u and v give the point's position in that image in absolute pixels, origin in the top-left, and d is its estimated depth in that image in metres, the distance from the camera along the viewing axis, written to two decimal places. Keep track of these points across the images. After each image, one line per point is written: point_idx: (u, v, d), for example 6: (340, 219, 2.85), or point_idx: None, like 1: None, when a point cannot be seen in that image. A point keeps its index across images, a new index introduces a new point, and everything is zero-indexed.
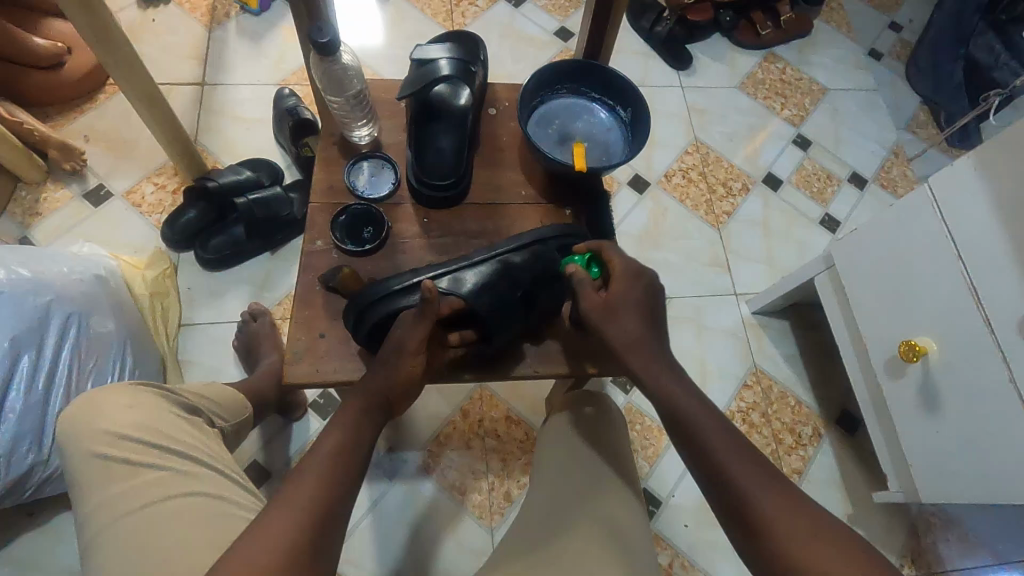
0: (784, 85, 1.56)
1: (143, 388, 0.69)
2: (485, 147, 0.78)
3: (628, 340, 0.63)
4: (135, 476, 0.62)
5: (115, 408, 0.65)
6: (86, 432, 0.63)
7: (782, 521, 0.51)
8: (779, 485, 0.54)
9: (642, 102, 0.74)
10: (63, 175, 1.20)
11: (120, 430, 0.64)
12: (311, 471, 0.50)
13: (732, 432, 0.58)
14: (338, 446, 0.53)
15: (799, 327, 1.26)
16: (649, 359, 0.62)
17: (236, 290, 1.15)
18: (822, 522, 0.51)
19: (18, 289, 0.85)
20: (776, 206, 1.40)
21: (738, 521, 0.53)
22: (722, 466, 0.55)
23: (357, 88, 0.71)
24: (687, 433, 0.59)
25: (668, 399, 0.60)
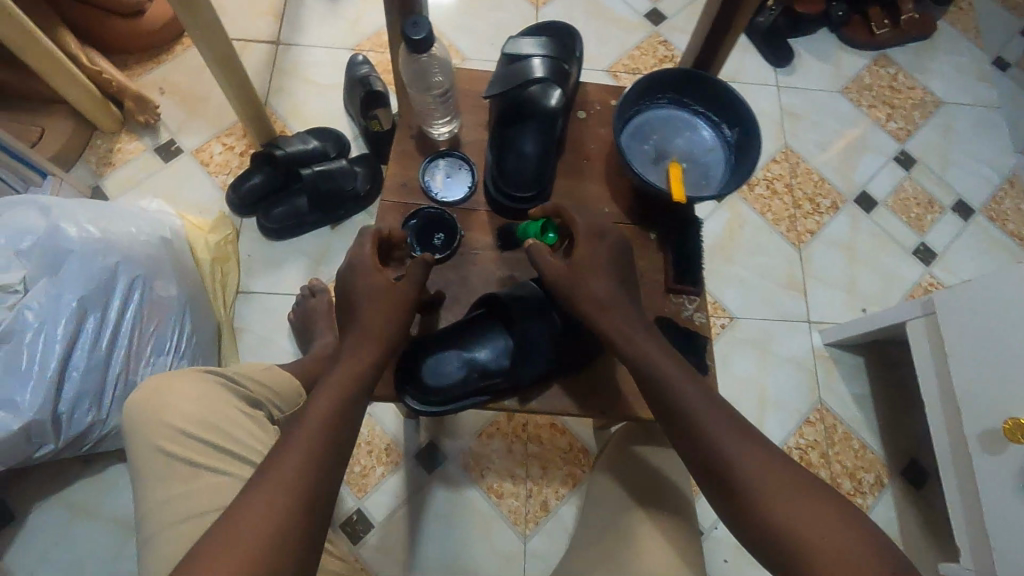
0: (892, 94, 1.41)
1: (208, 377, 0.68)
2: (570, 154, 0.72)
3: (604, 297, 0.59)
4: (194, 477, 0.62)
5: (182, 402, 0.64)
6: (152, 423, 0.63)
7: (784, 505, 0.48)
8: (773, 457, 0.51)
9: (754, 124, 0.66)
10: (136, 127, 1.20)
11: (184, 426, 0.63)
12: (294, 455, 0.48)
13: (706, 389, 0.54)
14: (327, 429, 0.50)
15: (875, 366, 1.17)
16: (624, 319, 0.58)
17: (294, 262, 1.13)
18: (820, 495, 0.48)
19: (88, 249, 0.86)
20: (865, 229, 1.28)
21: (718, 487, 0.51)
22: (716, 449, 0.51)
23: (443, 87, 0.66)
24: (676, 413, 0.53)
25: (642, 358, 0.56)
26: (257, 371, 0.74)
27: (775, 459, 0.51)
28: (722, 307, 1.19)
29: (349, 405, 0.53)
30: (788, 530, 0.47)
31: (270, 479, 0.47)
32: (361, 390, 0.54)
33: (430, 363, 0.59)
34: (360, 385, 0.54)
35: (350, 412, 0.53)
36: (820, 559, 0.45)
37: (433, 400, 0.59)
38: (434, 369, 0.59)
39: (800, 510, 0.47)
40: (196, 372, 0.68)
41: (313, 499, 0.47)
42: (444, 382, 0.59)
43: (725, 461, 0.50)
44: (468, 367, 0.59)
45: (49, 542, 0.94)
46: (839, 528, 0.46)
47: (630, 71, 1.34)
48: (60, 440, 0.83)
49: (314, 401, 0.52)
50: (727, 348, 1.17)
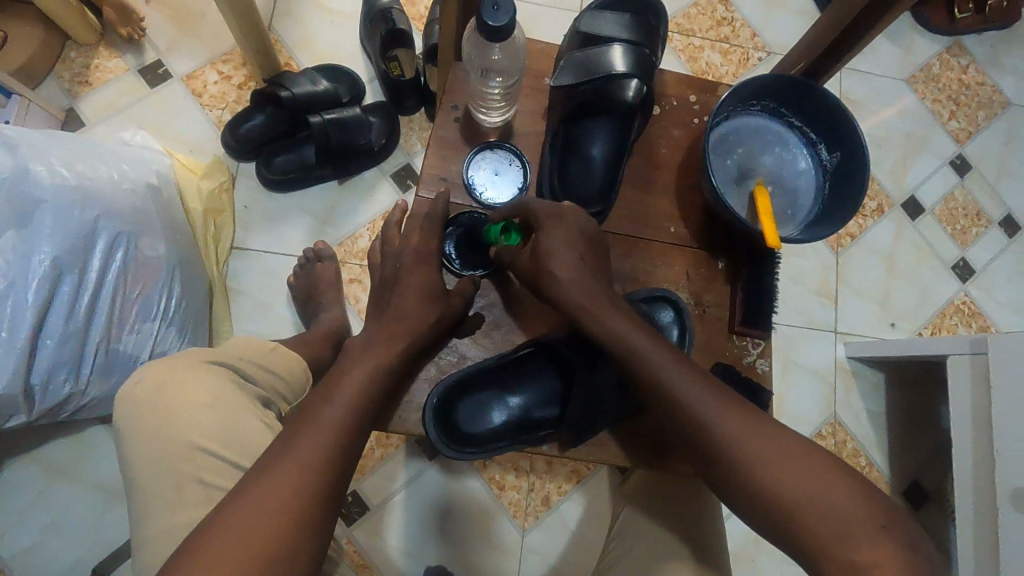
0: (960, 88, 1.29)
1: (227, 382, 0.58)
2: (638, 160, 0.62)
3: (575, 281, 0.54)
4: (206, 500, 0.52)
5: (197, 412, 0.54)
6: (161, 434, 0.53)
7: (778, 470, 0.46)
8: (758, 420, 0.48)
9: (862, 150, 0.56)
10: (117, 41, 1.03)
11: (201, 441, 0.53)
12: (305, 442, 0.46)
13: (680, 358, 0.51)
14: (339, 421, 0.48)
15: (895, 384, 1.14)
16: (602, 298, 0.54)
17: (296, 219, 1.02)
18: (811, 454, 0.46)
19: (63, 200, 0.74)
20: (908, 238, 1.21)
21: (711, 467, 0.49)
22: (704, 427, 0.48)
23: (512, 78, 0.58)
24: (659, 393, 0.51)
25: (618, 337, 0.52)
26: (267, 359, 0.63)
27: (760, 422, 0.48)
28: None
29: (362, 398, 0.51)
30: (787, 496, 0.45)
31: (270, 465, 0.45)
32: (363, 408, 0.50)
33: (466, 410, 0.57)
34: (377, 381, 0.52)
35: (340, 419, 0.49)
36: (820, 522, 0.43)
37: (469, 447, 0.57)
38: (473, 417, 0.57)
39: (793, 480, 0.45)
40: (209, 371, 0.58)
41: (327, 485, 0.45)
42: (484, 426, 0.57)
43: (714, 436, 0.48)
44: (509, 412, 0.57)
45: (25, 504, 0.88)
46: (832, 484, 0.44)
47: (683, 32, 1.19)
48: (33, 413, 0.75)
49: (329, 391, 0.50)
50: None
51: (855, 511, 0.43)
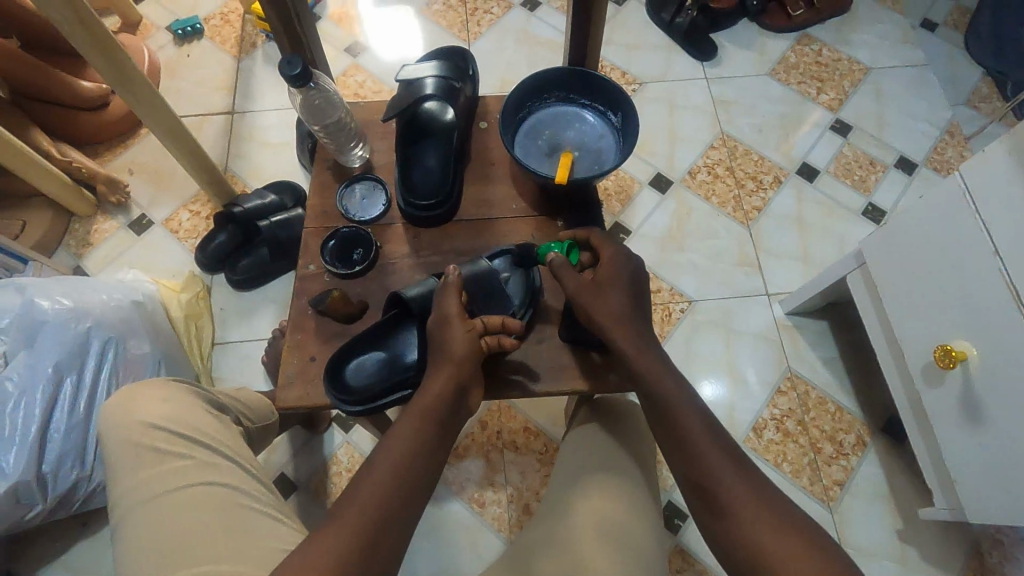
0: (819, 68, 1.46)
1: (176, 382, 0.67)
2: (476, 163, 0.78)
3: (614, 322, 0.62)
4: (161, 464, 0.59)
5: (150, 400, 0.63)
6: (120, 419, 0.61)
7: (757, 526, 0.51)
8: (757, 483, 0.54)
9: (631, 106, 0.71)
10: (110, 208, 1.29)
11: (151, 419, 0.61)
12: (343, 528, 0.48)
13: (705, 416, 0.58)
14: (377, 503, 0.49)
15: (839, 328, 1.18)
16: (634, 338, 0.62)
17: (264, 309, 1.20)
18: (799, 525, 0.51)
19: (62, 318, 0.92)
20: (811, 198, 1.31)
21: (703, 502, 0.55)
22: (708, 470, 0.55)
23: (332, 116, 0.73)
24: (676, 437, 0.58)
25: (649, 378, 0.61)
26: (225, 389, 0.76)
27: (756, 482, 0.54)
28: (680, 293, 1.22)
29: (407, 476, 0.52)
30: (761, 549, 0.50)
31: (317, 540, 0.47)
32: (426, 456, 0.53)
33: (355, 363, 0.65)
34: (416, 455, 0.53)
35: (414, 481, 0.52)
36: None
37: (353, 400, 0.63)
38: (357, 368, 0.65)
39: (775, 541, 0.50)
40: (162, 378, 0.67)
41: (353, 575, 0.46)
42: (368, 376, 0.64)
43: (715, 481, 0.54)
44: (388, 358, 0.65)
45: None
46: (810, 556, 0.49)
47: None
48: (47, 501, 0.88)
49: (374, 469, 0.52)
50: (691, 331, 1.19)
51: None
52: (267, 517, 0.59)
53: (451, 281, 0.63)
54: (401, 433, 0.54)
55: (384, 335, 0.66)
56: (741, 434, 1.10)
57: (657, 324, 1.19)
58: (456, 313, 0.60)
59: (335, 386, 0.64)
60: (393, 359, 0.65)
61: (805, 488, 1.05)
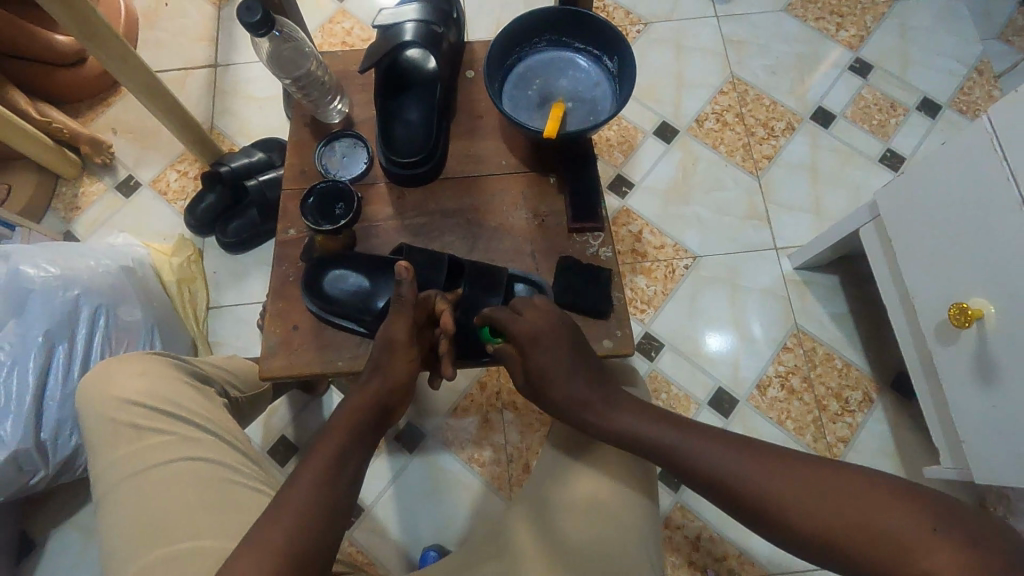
0: (839, 2, 1.36)
1: (157, 356, 0.68)
2: (462, 115, 0.73)
3: (566, 400, 0.58)
4: (140, 440, 0.62)
5: (129, 376, 0.64)
6: (101, 397, 0.63)
7: (810, 506, 0.47)
8: (797, 462, 0.50)
9: (629, 49, 0.66)
10: (96, 169, 1.26)
11: (131, 396, 0.63)
12: (288, 515, 0.46)
13: (671, 422, 0.56)
14: (315, 500, 0.48)
15: (849, 283, 1.14)
16: (569, 382, 0.59)
17: (258, 271, 1.18)
18: (849, 477, 0.47)
19: (49, 286, 0.91)
20: (826, 146, 1.24)
21: (731, 502, 0.51)
22: (707, 468, 0.52)
23: (302, 69, 0.68)
24: (689, 468, 0.53)
25: (607, 420, 0.57)
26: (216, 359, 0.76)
27: (782, 461, 0.50)
28: (684, 248, 1.17)
29: (344, 472, 0.51)
30: (834, 530, 0.46)
31: (256, 547, 0.45)
32: (364, 441, 0.54)
33: (333, 275, 0.65)
34: (349, 456, 0.52)
35: (354, 456, 0.52)
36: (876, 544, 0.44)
37: (319, 306, 0.64)
38: (336, 278, 0.64)
39: (803, 497, 0.47)
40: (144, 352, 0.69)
41: (303, 548, 0.46)
42: (337, 294, 0.64)
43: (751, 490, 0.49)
44: (359, 289, 0.64)
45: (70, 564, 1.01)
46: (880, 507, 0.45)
47: None
48: (49, 468, 0.88)
49: (310, 470, 0.50)
50: (694, 288, 1.15)
51: (907, 526, 0.44)
52: (245, 488, 0.61)
53: (407, 301, 0.58)
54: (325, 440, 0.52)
55: (375, 266, 0.65)
56: (745, 392, 1.08)
57: (660, 282, 1.15)
58: (401, 341, 0.58)
59: (311, 287, 0.65)
60: (370, 291, 0.64)
61: (809, 445, 1.04)
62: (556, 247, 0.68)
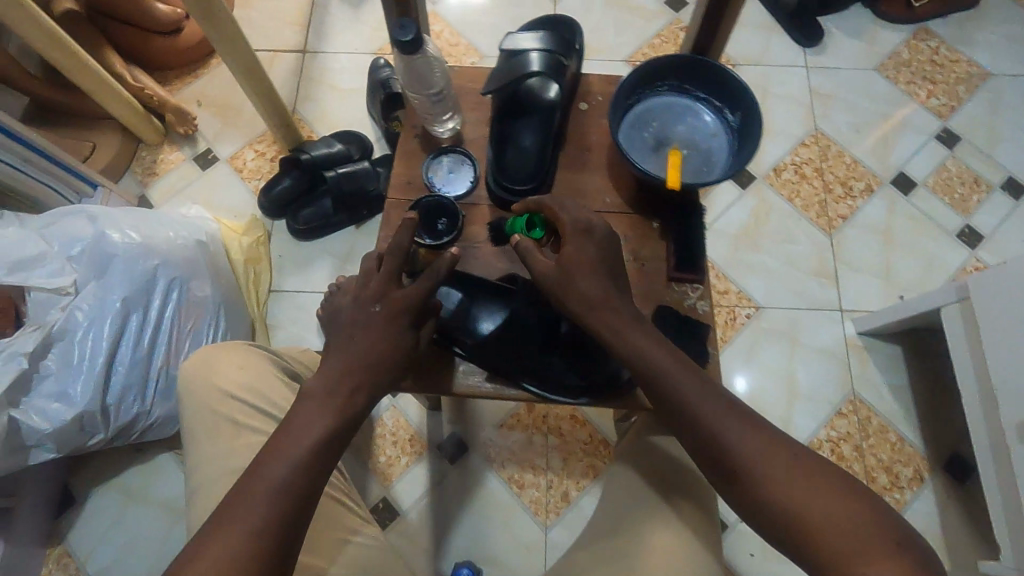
0: (934, 68, 1.34)
1: (252, 349, 0.71)
2: (572, 148, 0.73)
3: (597, 298, 0.58)
4: (237, 436, 0.65)
5: (229, 369, 0.68)
6: (203, 386, 0.67)
7: (787, 488, 0.49)
8: (788, 448, 0.51)
9: (755, 106, 0.65)
10: (177, 139, 1.28)
11: (232, 390, 0.66)
12: (258, 488, 0.50)
13: (688, 365, 0.56)
14: (282, 477, 0.50)
15: (913, 355, 1.12)
16: (603, 293, 0.58)
17: (322, 261, 1.18)
18: (833, 477, 0.50)
19: (131, 253, 0.93)
20: (903, 213, 1.22)
21: (715, 459, 0.53)
22: (706, 419, 0.53)
23: (433, 86, 0.68)
24: (689, 415, 0.54)
25: (623, 341, 0.57)
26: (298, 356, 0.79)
27: (777, 440, 0.52)
28: (748, 297, 1.16)
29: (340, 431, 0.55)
30: (802, 513, 0.48)
31: (257, 497, 0.49)
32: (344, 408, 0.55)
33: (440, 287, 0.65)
34: (326, 436, 0.54)
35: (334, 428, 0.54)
36: (834, 540, 0.47)
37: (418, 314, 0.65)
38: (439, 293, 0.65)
39: (786, 479, 0.50)
40: (238, 342, 0.72)
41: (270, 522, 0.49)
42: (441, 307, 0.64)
43: (740, 456, 0.51)
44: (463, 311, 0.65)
45: (109, 523, 1.03)
46: (847, 505, 0.48)
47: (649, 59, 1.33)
48: (109, 431, 0.90)
49: (308, 430, 0.53)
50: (753, 338, 1.14)
51: (871, 535, 0.46)
52: None
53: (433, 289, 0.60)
54: (313, 387, 0.56)
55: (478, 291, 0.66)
56: None
57: (720, 327, 1.14)
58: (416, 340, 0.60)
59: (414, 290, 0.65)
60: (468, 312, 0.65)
61: None
62: (652, 293, 0.67)
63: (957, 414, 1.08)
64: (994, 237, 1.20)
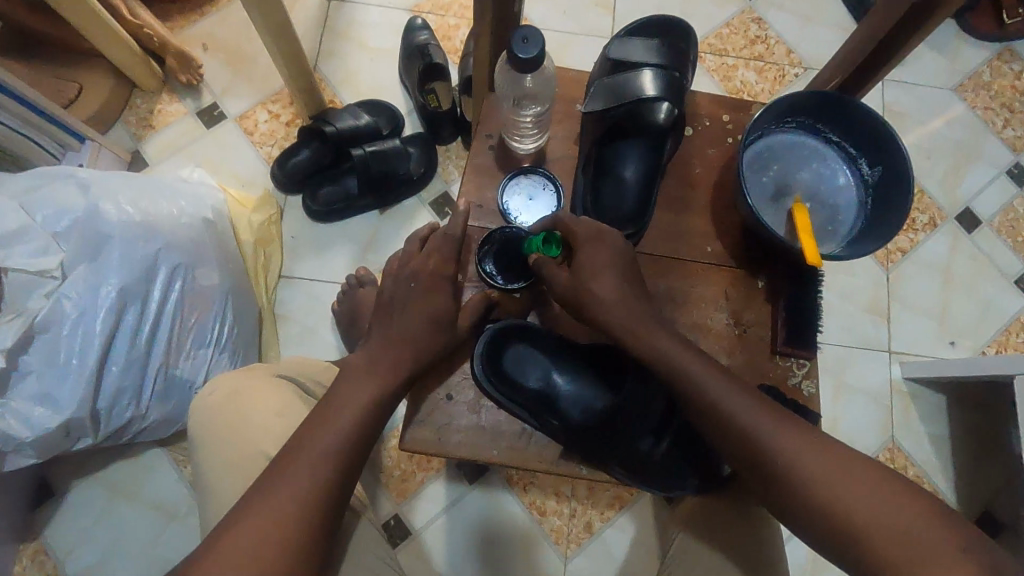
0: (1014, 95, 1.24)
1: (284, 392, 0.63)
2: (672, 182, 0.63)
3: (615, 299, 0.56)
4: None
5: (263, 418, 0.59)
6: (233, 441, 0.57)
7: (826, 484, 0.47)
8: (824, 444, 0.49)
9: (907, 163, 0.55)
10: (178, 87, 1.12)
11: (267, 445, 0.57)
12: (309, 453, 0.51)
13: (709, 361, 0.55)
14: (333, 446, 0.52)
15: (957, 406, 1.07)
16: (622, 295, 0.57)
17: (340, 247, 1.06)
18: (877, 470, 0.47)
19: (130, 234, 0.80)
20: (965, 252, 1.15)
21: (747, 461, 0.51)
22: (730, 415, 0.52)
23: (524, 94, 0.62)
24: (712, 411, 0.53)
25: (643, 339, 0.56)
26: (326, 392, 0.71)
27: (810, 436, 0.50)
28: None
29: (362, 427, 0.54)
30: (846, 510, 0.46)
31: (292, 472, 0.49)
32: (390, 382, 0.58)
33: (515, 354, 0.63)
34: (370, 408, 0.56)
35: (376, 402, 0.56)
36: (886, 537, 0.43)
37: (497, 381, 0.61)
38: (517, 358, 0.63)
39: (822, 475, 0.48)
40: (266, 381, 0.64)
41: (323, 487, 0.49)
42: (521, 381, 0.62)
43: (772, 455, 0.50)
44: (547, 384, 0.63)
45: (92, 521, 0.94)
46: (895, 497, 0.45)
47: (716, 52, 1.20)
48: (99, 434, 0.80)
49: (325, 425, 0.53)
50: None
51: (930, 530, 0.42)
52: None
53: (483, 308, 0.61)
54: (357, 366, 0.58)
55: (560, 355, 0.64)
56: None
57: None
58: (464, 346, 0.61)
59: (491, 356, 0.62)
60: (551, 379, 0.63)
61: None
62: (754, 363, 0.59)
63: (995, 471, 1.04)
64: None
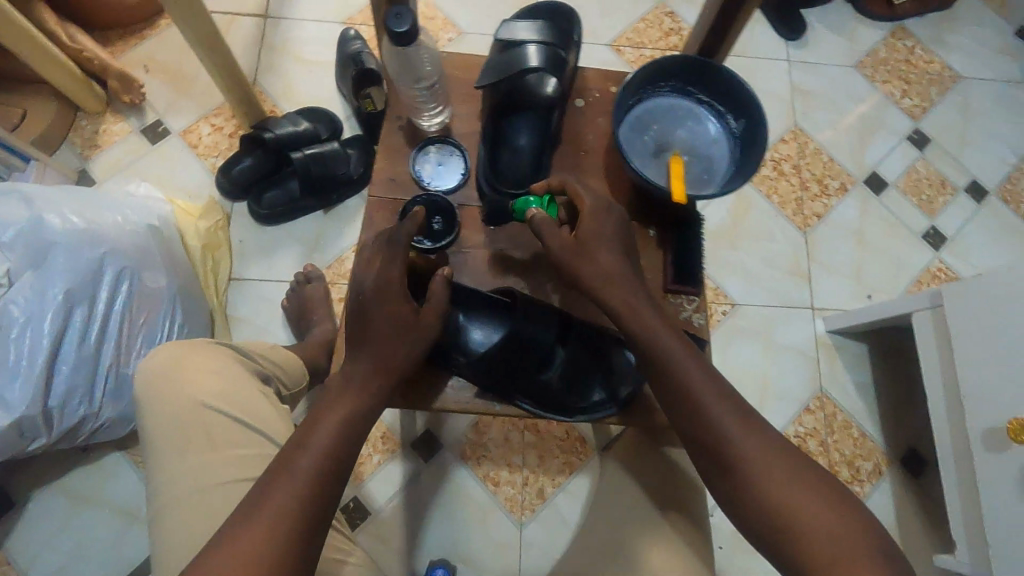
0: (909, 68, 1.35)
1: (224, 352, 0.68)
2: (567, 149, 0.70)
3: (610, 270, 0.58)
4: (214, 450, 0.61)
5: (204, 376, 0.64)
6: (176, 395, 0.62)
7: (780, 483, 0.50)
8: (781, 447, 0.52)
9: (761, 114, 0.63)
10: (122, 107, 1.16)
11: (208, 399, 0.63)
12: (302, 462, 0.51)
13: (687, 347, 0.57)
14: (325, 452, 0.52)
15: (878, 354, 1.15)
16: (612, 271, 0.58)
17: (288, 247, 1.11)
18: (821, 479, 0.51)
19: (75, 240, 0.83)
20: (875, 214, 1.24)
21: (711, 450, 0.54)
22: (697, 403, 0.54)
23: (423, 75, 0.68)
24: (683, 391, 0.55)
25: (625, 318, 0.57)
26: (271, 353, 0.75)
27: (770, 437, 0.53)
28: (724, 294, 1.17)
29: (340, 445, 0.53)
30: (788, 508, 0.49)
31: (284, 482, 0.50)
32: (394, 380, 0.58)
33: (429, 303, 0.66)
34: (363, 415, 0.56)
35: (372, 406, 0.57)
36: (821, 540, 0.47)
37: None
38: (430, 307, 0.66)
39: (775, 474, 0.51)
40: (208, 342, 0.68)
41: (305, 500, 0.50)
42: None
43: (734, 447, 0.52)
44: (456, 329, 0.66)
45: (54, 528, 0.96)
46: (830, 503, 0.49)
47: (634, 45, 1.28)
48: (53, 433, 0.83)
49: (311, 435, 0.53)
50: (728, 335, 1.15)
51: (855, 538, 0.47)
52: None
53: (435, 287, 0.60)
54: (355, 366, 0.57)
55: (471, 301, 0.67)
56: None
57: None
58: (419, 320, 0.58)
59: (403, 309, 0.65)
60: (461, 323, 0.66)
61: None
62: None
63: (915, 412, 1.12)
64: (957, 240, 1.23)
